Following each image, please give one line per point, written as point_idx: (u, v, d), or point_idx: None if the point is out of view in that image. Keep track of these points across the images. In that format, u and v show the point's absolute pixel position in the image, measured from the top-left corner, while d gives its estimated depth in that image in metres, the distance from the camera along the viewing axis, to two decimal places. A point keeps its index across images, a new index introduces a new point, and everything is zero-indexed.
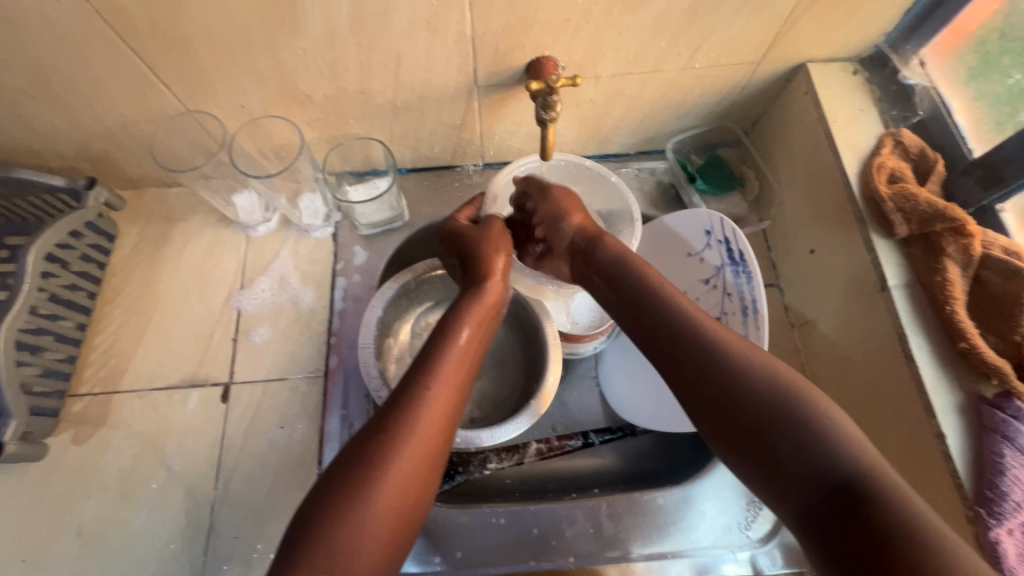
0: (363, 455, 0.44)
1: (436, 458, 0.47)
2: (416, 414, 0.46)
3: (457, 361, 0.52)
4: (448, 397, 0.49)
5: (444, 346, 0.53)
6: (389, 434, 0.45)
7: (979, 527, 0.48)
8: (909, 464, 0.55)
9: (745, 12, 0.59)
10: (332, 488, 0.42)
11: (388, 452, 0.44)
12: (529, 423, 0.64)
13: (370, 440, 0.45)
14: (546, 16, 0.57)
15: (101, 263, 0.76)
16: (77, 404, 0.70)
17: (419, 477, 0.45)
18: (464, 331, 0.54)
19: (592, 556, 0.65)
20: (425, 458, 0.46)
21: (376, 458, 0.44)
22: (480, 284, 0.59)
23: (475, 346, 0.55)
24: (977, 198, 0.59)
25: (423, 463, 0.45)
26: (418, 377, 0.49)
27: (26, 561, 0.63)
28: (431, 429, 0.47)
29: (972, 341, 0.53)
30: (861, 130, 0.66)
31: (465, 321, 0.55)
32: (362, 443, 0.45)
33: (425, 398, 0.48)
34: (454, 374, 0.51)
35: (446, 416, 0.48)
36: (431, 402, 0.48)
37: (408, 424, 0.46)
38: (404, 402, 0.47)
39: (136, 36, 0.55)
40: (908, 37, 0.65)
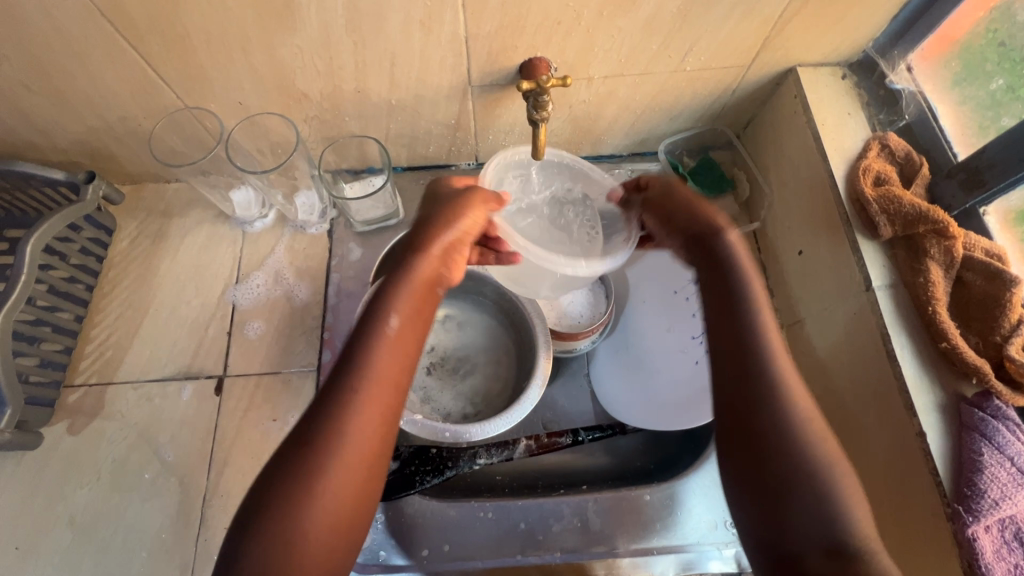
0: (285, 483, 0.41)
1: (370, 468, 0.44)
2: (330, 436, 0.43)
3: (389, 357, 0.47)
4: (369, 406, 0.44)
5: (368, 340, 0.47)
6: (301, 463, 0.42)
7: (958, 524, 0.49)
8: (889, 462, 0.56)
9: (734, 15, 0.60)
10: (252, 518, 0.40)
11: (311, 473, 0.42)
12: (517, 419, 0.65)
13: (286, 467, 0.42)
14: (538, 18, 0.58)
15: (99, 256, 0.77)
16: (72, 395, 0.70)
17: (354, 489, 0.43)
18: (394, 318, 0.48)
19: (579, 552, 0.65)
20: (349, 479, 0.43)
21: (298, 482, 0.41)
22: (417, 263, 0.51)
23: (407, 331, 0.49)
24: (961, 201, 0.60)
25: (356, 476, 0.43)
26: (335, 388, 0.45)
27: (18, 549, 0.64)
28: (350, 448, 0.43)
29: (953, 341, 0.54)
30: (849, 133, 0.67)
31: (392, 308, 0.49)
32: (277, 470, 0.42)
33: (351, 406, 0.44)
34: (386, 373, 0.46)
35: (378, 422, 0.45)
36: (348, 418, 0.43)
37: (323, 450, 0.42)
38: (324, 417, 0.43)
39: (135, 32, 0.56)
40: (894, 43, 0.66)
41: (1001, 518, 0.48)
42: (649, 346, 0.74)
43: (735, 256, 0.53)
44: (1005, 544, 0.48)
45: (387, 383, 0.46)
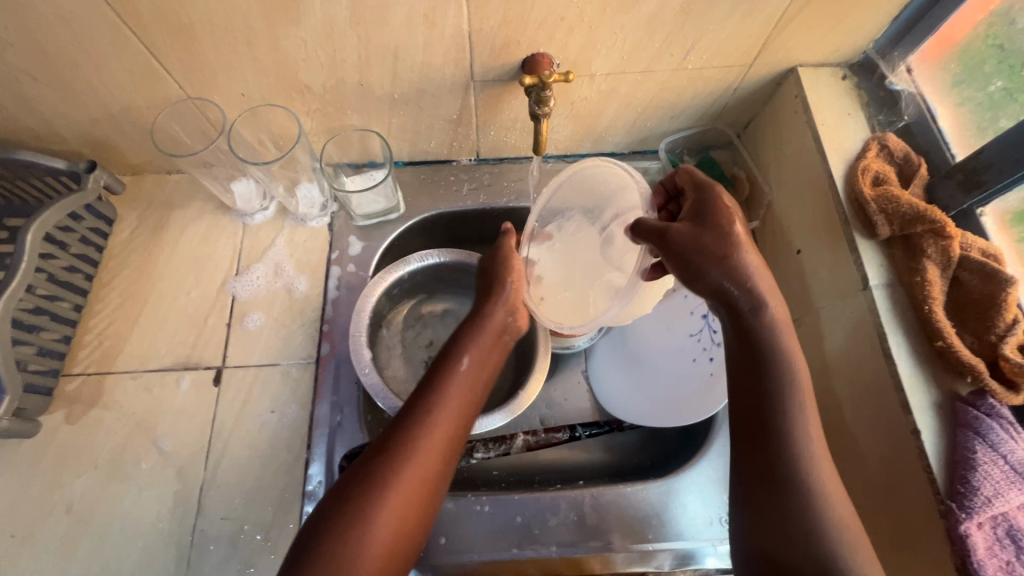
0: (366, 484, 0.48)
1: (433, 489, 0.50)
2: (410, 457, 0.49)
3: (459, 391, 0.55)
4: (447, 435, 0.52)
5: (447, 376, 0.55)
6: (380, 476, 0.48)
7: (951, 521, 0.49)
8: (883, 458, 0.56)
9: (736, 15, 0.61)
10: (332, 510, 0.47)
11: (389, 478, 0.48)
12: (507, 420, 0.65)
13: (363, 478, 0.48)
14: (541, 13, 0.58)
15: (99, 245, 0.77)
16: (70, 384, 0.70)
17: (418, 502, 0.49)
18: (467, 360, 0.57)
19: (574, 546, 0.66)
20: (421, 497, 0.49)
21: (377, 485, 0.48)
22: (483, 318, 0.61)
23: (478, 372, 0.57)
24: (958, 202, 0.61)
25: (422, 490, 0.49)
26: (416, 413, 0.52)
27: (15, 537, 0.64)
28: (426, 472, 0.50)
29: (949, 340, 0.54)
30: (848, 134, 0.68)
31: (467, 351, 0.58)
32: (359, 480, 0.48)
33: (427, 427, 0.51)
34: (459, 407, 0.54)
35: (448, 448, 0.52)
36: (427, 443, 0.51)
37: (406, 466, 0.49)
38: (404, 433, 0.51)
39: (140, 22, 0.57)
40: (895, 44, 0.67)
41: (994, 515, 0.49)
42: (647, 343, 0.74)
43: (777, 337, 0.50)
44: (998, 541, 0.49)
45: (462, 417, 0.54)
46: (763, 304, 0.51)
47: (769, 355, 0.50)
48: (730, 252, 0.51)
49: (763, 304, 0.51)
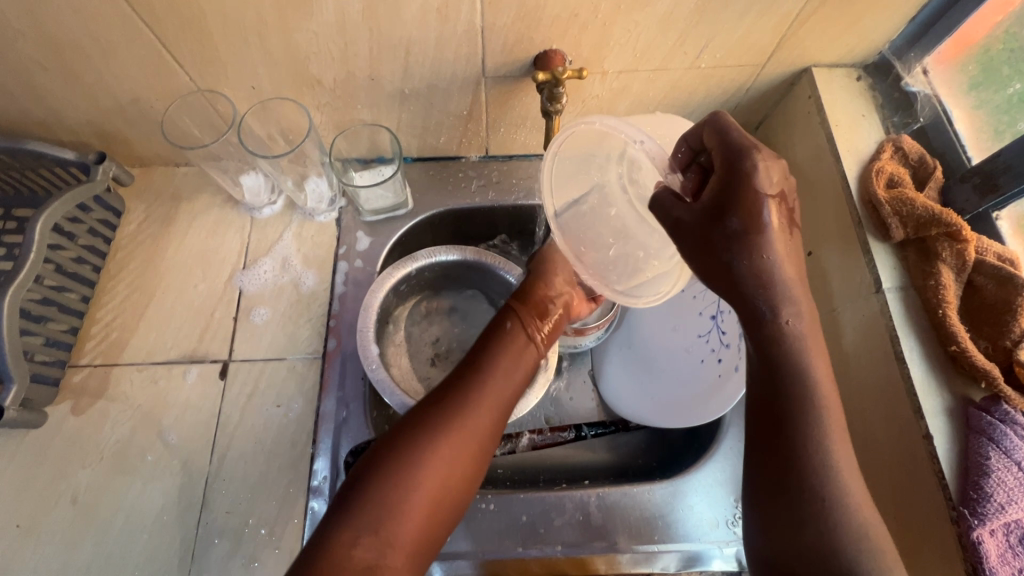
0: (430, 417, 0.52)
1: (490, 431, 0.53)
2: (466, 409, 0.53)
3: (509, 350, 0.59)
4: (501, 390, 0.56)
5: (500, 344, 0.60)
6: (435, 423, 0.51)
7: (963, 527, 0.49)
8: (893, 462, 0.56)
9: (751, 13, 0.60)
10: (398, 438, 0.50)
11: (450, 414, 0.52)
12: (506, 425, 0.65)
13: (419, 425, 0.51)
14: (555, 10, 0.58)
15: (107, 237, 0.77)
16: (77, 375, 0.70)
17: (477, 440, 0.52)
18: (512, 325, 0.62)
19: (579, 546, 0.65)
20: (474, 447, 0.51)
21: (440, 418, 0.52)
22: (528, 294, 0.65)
23: (528, 343, 0.61)
24: (974, 205, 0.60)
25: (481, 430, 0.53)
26: (472, 373, 0.56)
27: (20, 527, 0.64)
28: (481, 425, 0.53)
29: (962, 344, 0.54)
30: (862, 135, 0.67)
31: (514, 320, 0.63)
32: (422, 416, 0.52)
33: (484, 376, 0.56)
34: (510, 363, 0.58)
35: (503, 397, 0.56)
36: (480, 398, 0.54)
37: (462, 417, 0.52)
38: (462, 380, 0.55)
39: (152, 14, 0.56)
40: (911, 45, 0.66)
41: (1008, 522, 0.48)
42: (654, 343, 0.73)
43: (794, 335, 0.45)
44: (1009, 549, 0.48)
45: (515, 381, 0.57)
46: (783, 303, 0.45)
47: (788, 354, 0.45)
48: (746, 251, 0.43)
49: (783, 302, 0.45)
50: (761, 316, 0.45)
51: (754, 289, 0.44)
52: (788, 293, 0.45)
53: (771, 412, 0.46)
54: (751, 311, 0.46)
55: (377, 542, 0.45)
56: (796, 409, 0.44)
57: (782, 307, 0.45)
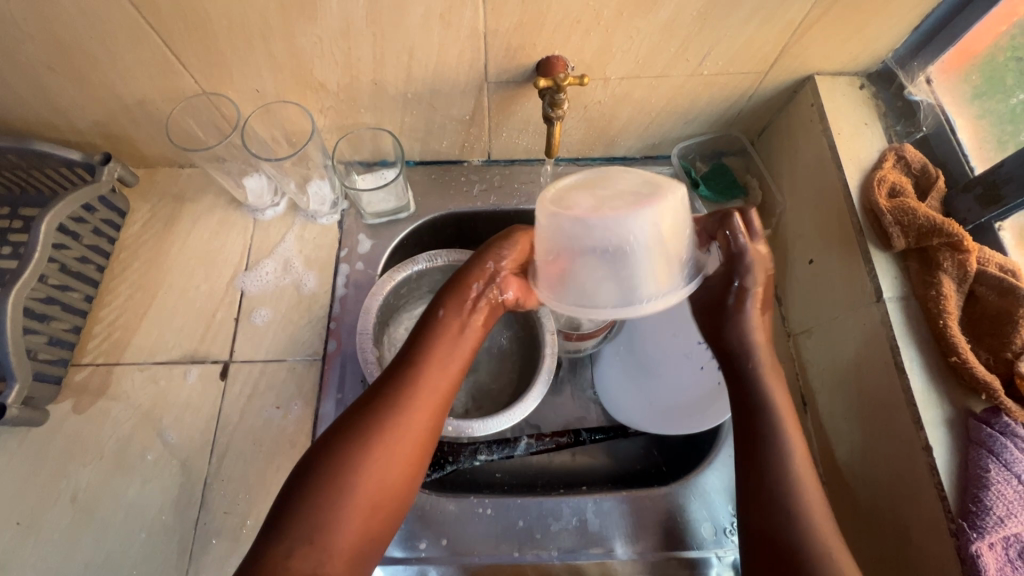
0: (359, 423, 0.51)
1: (426, 430, 0.53)
2: (394, 412, 0.51)
3: (445, 343, 0.57)
4: (435, 386, 0.55)
5: (433, 335, 0.57)
6: (362, 432, 0.50)
7: (961, 540, 0.48)
8: (893, 473, 0.56)
9: (754, 21, 0.60)
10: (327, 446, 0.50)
11: (380, 418, 0.51)
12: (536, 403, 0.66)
13: (347, 436, 0.50)
14: (558, 16, 0.58)
15: (111, 237, 0.77)
16: (79, 373, 0.71)
17: (413, 441, 0.52)
18: (445, 315, 0.59)
19: (576, 552, 0.65)
20: (406, 451, 0.51)
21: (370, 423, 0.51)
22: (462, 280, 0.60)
23: (465, 331, 0.58)
24: (976, 216, 0.60)
25: (415, 432, 0.52)
26: (401, 372, 0.54)
27: (20, 524, 0.64)
28: (411, 427, 0.52)
29: (963, 355, 0.54)
30: (865, 144, 0.67)
31: (448, 308, 0.59)
32: (351, 422, 0.51)
33: (417, 373, 0.54)
34: (446, 356, 0.56)
35: (438, 394, 0.55)
36: (410, 398, 0.53)
37: (390, 422, 0.51)
38: (395, 380, 0.54)
39: (159, 18, 0.57)
40: (915, 54, 0.66)
41: (1007, 536, 0.48)
42: None
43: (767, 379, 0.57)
44: (1009, 562, 0.48)
45: (448, 373, 0.56)
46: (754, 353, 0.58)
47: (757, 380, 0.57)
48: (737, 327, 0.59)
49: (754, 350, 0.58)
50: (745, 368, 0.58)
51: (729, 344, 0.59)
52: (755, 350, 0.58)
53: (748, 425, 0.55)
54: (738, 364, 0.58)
55: (313, 552, 0.45)
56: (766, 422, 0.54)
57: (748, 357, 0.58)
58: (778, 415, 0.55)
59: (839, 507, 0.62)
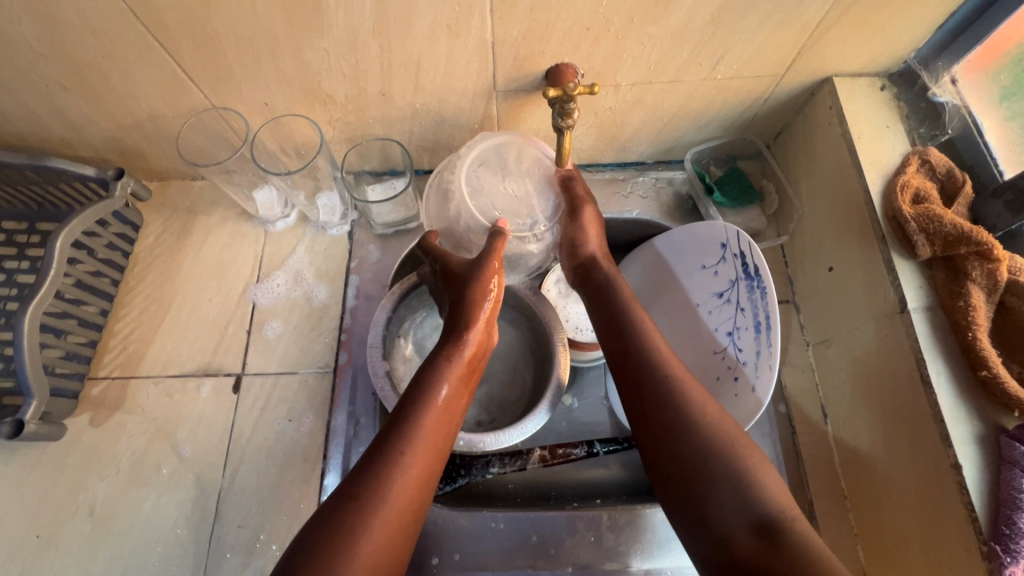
0: (347, 509, 0.45)
1: (413, 513, 0.47)
2: (382, 501, 0.45)
3: (437, 421, 0.52)
4: (424, 464, 0.49)
5: (423, 410, 0.51)
6: (348, 530, 0.43)
7: (993, 563, 0.47)
8: (920, 491, 0.54)
9: (769, 24, 0.58)
10: (311, 538, 0.43)
11: (367, 506, 0.45)
12: (548, 415, 0.65)
13: (332, 533, 0.43)
14: (567, 23, 0.57)
15: (125, 251, 0.78)
16: (95, 387, 0.72)
17: (402, 527, 0.46)
18: (443, 386, 0.54)
19: (591, 567, 0.64)
20: (391, 536, 0.45)
21: (360, 513, 0.44)
22: (460, 336, 0.57)
23: (454, 408, 0.54)
24: (1006, 222, 0.57)
25: (405, 515, 0.47)
26: (389, 454, 0.48)
27: (40, 537, 0.65)
28: (396, 521, 0.46)
29: (994, 370, 0.52)
30: (886, 147, 0.65)
31: (444, 377, 0.54)
32: (336, 510, 0.45)
33: (407, 453, 0.48)
34: (434, 433, 0.51)
35: (428, 473, 0.50)
36: (400, 483, 0.47)
37: (370, 514, 0.45)
38: (380, 458, 0.48)
39: (168, 35, 0.57)
40: (938, 54, 0.63)
41: None
42: None
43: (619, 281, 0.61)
44: None
45: (438, 457, 0.51)
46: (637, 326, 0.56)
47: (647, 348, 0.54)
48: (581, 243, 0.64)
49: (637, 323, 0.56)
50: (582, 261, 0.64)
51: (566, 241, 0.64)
52: (585, 239, 0.63)
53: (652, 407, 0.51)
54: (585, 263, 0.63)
55: None
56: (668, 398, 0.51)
57: (581, 250, 0.64)
58: (683, 391, 0.51)
59: (862, 522, 0.61)
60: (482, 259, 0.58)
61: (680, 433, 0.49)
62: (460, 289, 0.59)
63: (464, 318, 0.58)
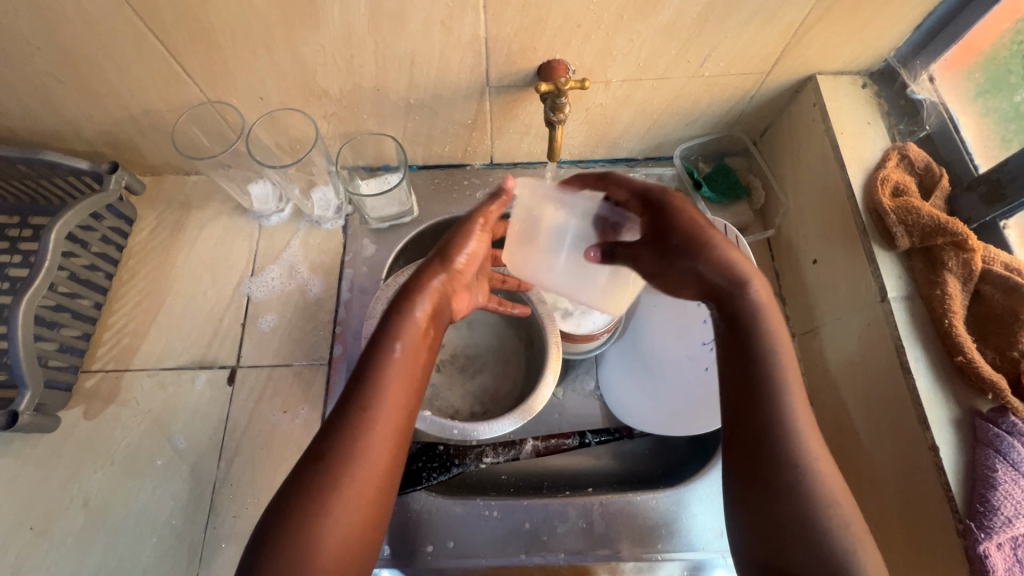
0: (309, 475, 0.44)
1: (381, 475, 0.46)
2: (347, 470, 0.44)
3: (396, 382, 0.49)
4: (386, 423, 0.47)
5: (377, 371, 0.49)
6: (312, 497, 0.43)
7: (969, 540, 0.48)
8: (900, 472, 0.55)
9: (755, 22, 0.60)
10: (281, 509, 0.43)
11: (328, 476, 0.44)
12: (523, 421, 0.65)
13: (295, 507, 0.43)
14: (558, 21, 0.59)
15: (120, 244, 0.78)
16: (89, 380, 0.72)
17: (372, 489, 0.45)
18: (398, 345, 0.50)
19: (582, 553, 0.65)
20: (365, 497, 0.45)
21: (321, 480, 0.44)
22: (414, 295, 0.53)
23: (413, 365, 0.51)
24: (980, 214, 0.60)
25: (375, 480, 0.45)
26: (348, 418, 0.46)
27: (33, 529, 0.65)
28: (368, 484, 0.45)
29: (969, 355, 0.54)
30: (867, 143, 0.67)
31: (398, 335, 0.50)
32: (298, 482, 0.44)
33: (364, 418, 0.46)
34: (397, 395, 0.48)
35: (392, 432, 0.47)
36: (365, 448, 0.46)
37: (334, 481, 0.44)
38: (337, 428, 0.46)
39: (165, 29, 0.58)
40: (917, 53, 0.66)
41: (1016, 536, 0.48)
42: (663, 353, 0.71)
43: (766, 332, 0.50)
44: (1017, 563, 0.48)
45: (401, 418, 0.48)
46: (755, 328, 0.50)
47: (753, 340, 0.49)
48: (704, 263, 0.52)
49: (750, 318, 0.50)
50: (705, 283, 0.52)
51: (681, 254, 0.52)
52: (709, 250, 0.51)
53: (740, 397, 0.48)
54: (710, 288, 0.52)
55: None
56: (761, 389, 0.47)
57: (708, 268, 0.52)
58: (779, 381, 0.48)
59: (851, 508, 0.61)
60: (465, 224, 0.58)
61: (769, 424, 0.46)
62: (434, 254, 0.57)
63: (424, 280, 0.54)
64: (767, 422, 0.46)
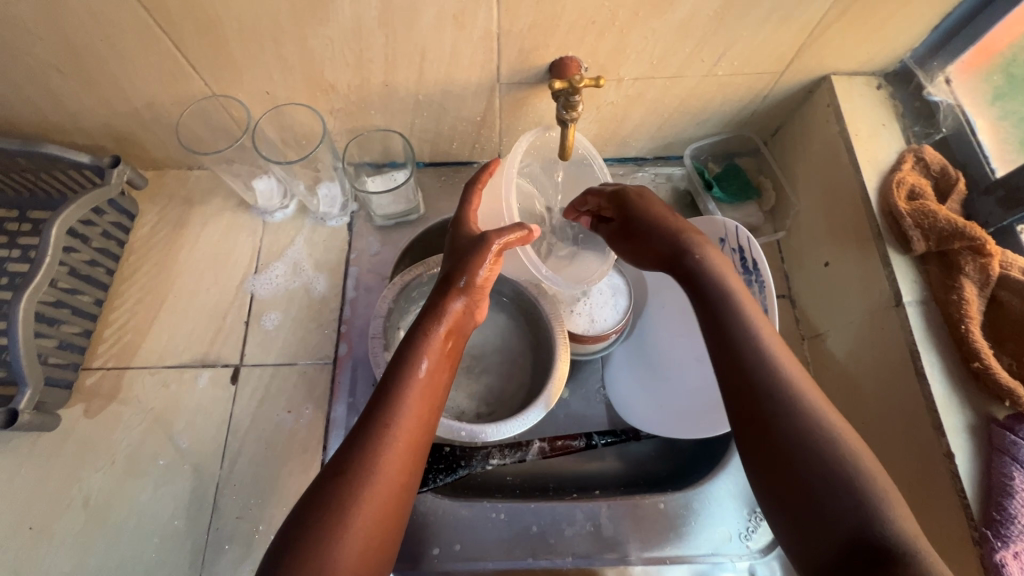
0: (328, 491, 0.43)
1: (400, 493, 0.45)
2: (370, 485, 0.43)
3: (419, 398, 0.49)
4: (408, 440, 0.46)
5: (402, 385, 0.49)
6: (330, 514, 0.42)
7: (985, 548, 0.48)
8: (913, 478, 0.55)
9: (771, 21, 0.59)
10: (296, 526, 0.41)
11: (347, 492, 0.43)
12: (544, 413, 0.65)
13: (316, 538, 0.41)
14: (572, 17, 0.57)
15: (121, 240, 0.77)
16: (90, 378, 0.71)
17: (390, 508, 0.44)
18: (423, 362, 0.51)
19: (590, 557, 0.65)
20: (381, 515, 0.43)
21: (341, 497, 0.42)
22: (439, 311, 0.54)
23: (436, 382, 0.51)
24: (997, 218, 0.59)
25: (393, 498, 0.44)
26: (370, 431, 0.46)
27: (32, 529, 0.64)
28: (382, 502, 0.43)
29: (985, 361, 0.53)
30: (882, 145, 0.66)
31: (422, 352, 0.51)
32: (316, 498, 0.43)
33: (388, 433, 0.46)
34: (419, 411, 0.48)
35: (413, 447, 0.47)
36: (385, 465, 0.44)
37: (351, 498, 0.42)
38: (359, 442, 0.45)
39: (171, 21, 0.57)
40: (933, 54, 0.65)
41: None
42: (669, 354, 0.71)
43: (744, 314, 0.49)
44: None
45: (421, 434, 0.48)
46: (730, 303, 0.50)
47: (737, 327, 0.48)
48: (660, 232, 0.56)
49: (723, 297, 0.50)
50: (662, 254, 0.55)
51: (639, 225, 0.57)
52: (664, 221, 0.56)
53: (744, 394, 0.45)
54: (666, 259, 0.55)
55: None
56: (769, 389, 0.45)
57: (664, 236, 0.55)
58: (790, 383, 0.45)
59: None
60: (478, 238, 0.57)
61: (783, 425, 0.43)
62: (452, 268, 0.57)
63: (446, 297, 0.55)
64: (788, 426, 0.43)
